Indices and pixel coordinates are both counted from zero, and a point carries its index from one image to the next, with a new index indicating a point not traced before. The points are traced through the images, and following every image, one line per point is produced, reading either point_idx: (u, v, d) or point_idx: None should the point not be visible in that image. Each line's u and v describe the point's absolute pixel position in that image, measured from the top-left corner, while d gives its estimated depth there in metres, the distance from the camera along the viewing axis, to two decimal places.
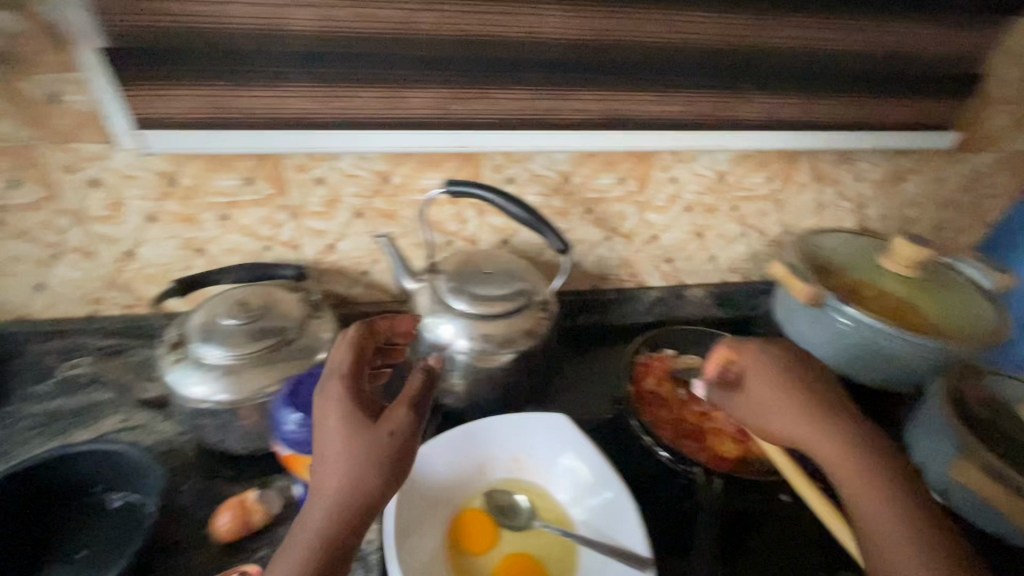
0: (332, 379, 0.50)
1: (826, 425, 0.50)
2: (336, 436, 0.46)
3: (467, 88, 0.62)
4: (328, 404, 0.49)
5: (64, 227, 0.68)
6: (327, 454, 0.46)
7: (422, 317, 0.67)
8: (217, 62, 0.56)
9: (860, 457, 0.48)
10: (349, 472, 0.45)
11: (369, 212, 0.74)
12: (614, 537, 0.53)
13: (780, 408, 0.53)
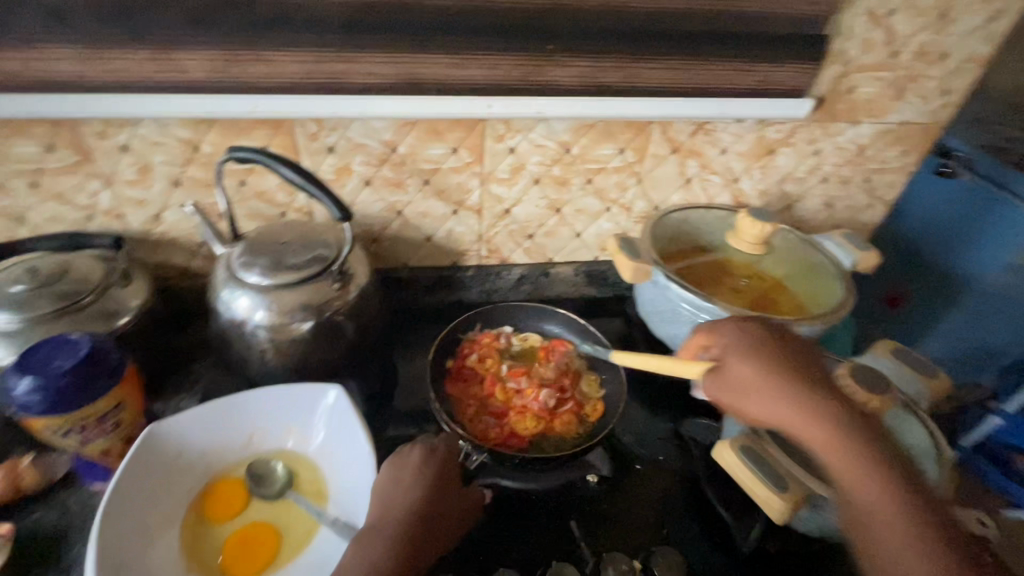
0: (434, 457, 0.56)
1: (822, 408, 0.49)
2: (422, 502, 0.53)
3: (242, 49, 0.61)
4: (416, 471, 0.55)
5: None
6: (398, 520, 0.51)
7: (219, 289, 0.67)
8: None
9: (858, 436, 0.48)
10: (414, 546, 0.50)
11: (186, 181, 0.73)
12: (353, 517, 0.54)
13: (773, 386, 0.51)
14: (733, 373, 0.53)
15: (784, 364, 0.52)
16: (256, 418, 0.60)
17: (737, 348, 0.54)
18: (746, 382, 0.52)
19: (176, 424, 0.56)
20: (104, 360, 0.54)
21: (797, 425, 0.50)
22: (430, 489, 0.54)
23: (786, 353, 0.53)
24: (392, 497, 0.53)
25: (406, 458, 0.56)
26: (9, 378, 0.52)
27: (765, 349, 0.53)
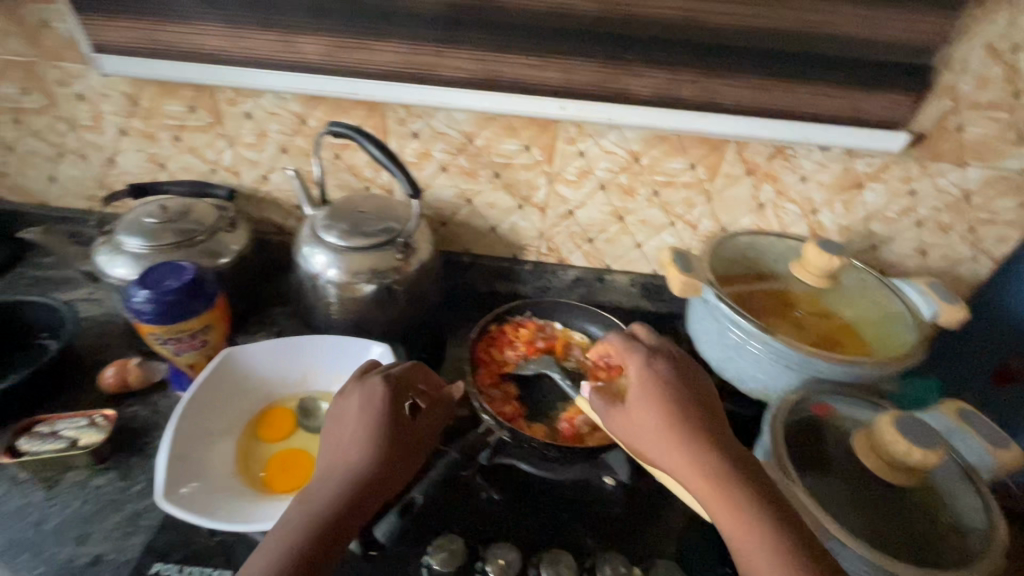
0: (376, 390, 0.58)
1: (706, 450, 0.52)
2: (370, 433, 0.55)
3: (352, 38, 0.69)
4: (359, 406, 0.58)
5: (64, 131, 0.86)
6: (348, 452, 0.54)
7: (302, 246, 0.76)
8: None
9: (735, 474, 0.50)
10: (369, 471, 0.53)
11: (292, 148, 0.84)
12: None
13: (659, 426, 0.54)
14: (631, 406, 0.57)
15: (675, 402, 0.55)
16: (313, 361, 0.69)
17: (643, 378, 0.57)
18: (630, 406, 0.56)
19: (248, 351, 0.66)
20: (201, 287, 0.64)
21: (669, 452, 0.53)
22: (378, 416, 0.56)
23: (662, 375, 0.57)
24: (342, 434, 0.56)
25: (349, 396, 0.59)
26: (130, 288, 0.64)
27: (651, 375, 0.57)
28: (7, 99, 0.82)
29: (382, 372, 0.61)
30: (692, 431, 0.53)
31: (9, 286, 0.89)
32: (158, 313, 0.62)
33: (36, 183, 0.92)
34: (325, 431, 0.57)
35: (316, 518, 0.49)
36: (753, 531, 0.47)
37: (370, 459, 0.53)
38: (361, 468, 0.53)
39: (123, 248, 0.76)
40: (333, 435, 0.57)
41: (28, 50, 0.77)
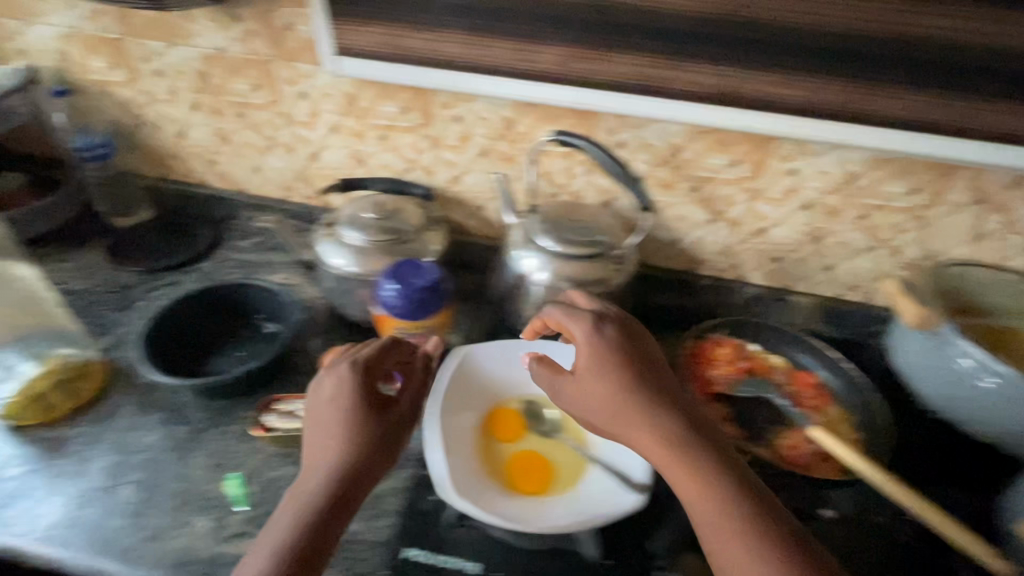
0: (354, 372, 0.58)
1: (658, 418, 0.56)
2: (341, 418, 0.55)
3: (591, 49, 0.71)
4: (330, 393, 0.58)
5: (280, 125, 0.91)
6: (331, 435, 0.55)
7: (512, 248, 0.78)
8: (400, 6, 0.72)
9: (690, 443, 0.54)
10: (349, 462, 0.53)
11: (493, 152, 0.86)
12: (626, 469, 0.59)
13: (605, 400, 0.58)
14: (581, 374, 0.60)
15: (619, 367, 0.59)
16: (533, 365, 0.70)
17: (593, 344, 0.60)
18: (596, 392, 0.58)
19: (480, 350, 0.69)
20: (439, 287, 0.67)
21: (651, 444, 0.55)
22: (354, 400, 0.57)
23: (609, 353, 0.59)
24: (317, 425, 0.56)
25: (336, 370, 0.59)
26: (379, 282, 0.68)
27: (589, 350, 0.60)
28: (236, 93, 0.88)
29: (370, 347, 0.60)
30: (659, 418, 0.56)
31: (216, 267, 0.96)
32: (402, 305, 0.66)
33: (241, 171, 0.99)
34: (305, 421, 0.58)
35: (302, 516, 0.50)
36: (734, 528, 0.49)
37: (344, 448, 0.54)
38: (346, 467, 0.53)
39: (343, 240, 0.81)
40: (316, 414, 0.57)
41: (266, 50, 0.82)
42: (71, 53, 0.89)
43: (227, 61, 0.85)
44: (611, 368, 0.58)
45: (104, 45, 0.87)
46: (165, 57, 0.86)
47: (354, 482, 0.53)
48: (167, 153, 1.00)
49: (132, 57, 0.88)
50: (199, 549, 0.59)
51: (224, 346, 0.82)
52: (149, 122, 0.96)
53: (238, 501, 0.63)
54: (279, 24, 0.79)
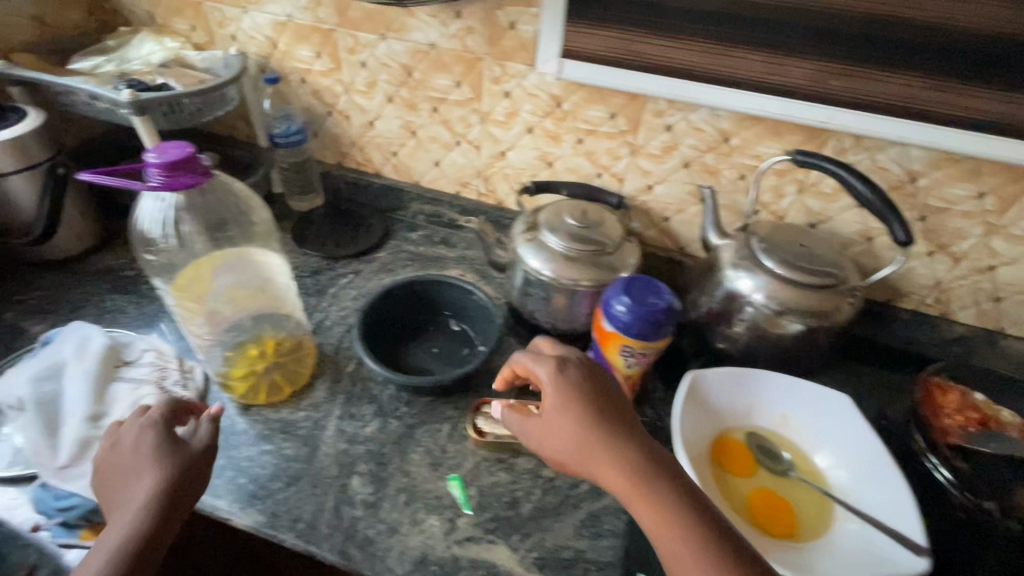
0: (149, 426, 0.57)
1: (610, 449, 0.51)
2: (149, 473, 0.53)
3: (851, 66, 0.67)
4: (135, 441, 0.56)
5: (472, 123, 0.90)
6: (143, 482, 0.53)
7: (724, 268, 0.75)
8: (646, 11, 0.70)
9: (660, 488, 0.48)
10: (158, 502, 0.52)
11: (697, 164, 0.82)
12: (896, 524, 0.54)
13: (574, 438, 0.53)
14: (547, 416, 0.56)
15: (589, 406, 0.54)
16: (761, 397, 0.66)
17: (558, 384, 0.56)
18: (561, 433, 0.54)
19: (710, 378, 0.64)
20: (669, 315, 0.64)
21: (622, 487, 0.50)
22: (155, 439, 0.56)
23: (575, 392, 0.55)
24: (124, 477, 0.54)
25: (152, 425, 0.57)
26: (607, 300, 0.66)
27: (563, 389, 0.56)
28: (436, 89, 0.88)
29: (166, 406, 0.59)
30: (621, 451, 0.51)
31: (390, 258, 0.98)
32: (629, 325, 0.64)
33: (419, 164, 1.00)
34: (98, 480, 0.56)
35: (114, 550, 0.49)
36: None
37: (146, 496, 0.52)
38: (156, 502, 0.52)
39: (545, 244, 0.80)
40: (128, 460, 0.55)
41: (479, 47, 0.81)
42: (280, 41, 0.92)
43: (435, 57, 0.84)
44: (579, 410, 0.54)
45: (314, 34, 0.89)
46: (373, 50, 0.87)
47: (172, 512, 0.53)
48: (350, 142, 1.02)
49: (340, 48, 0.89)
50: (435, 549, 0.60)
51: (416, 341, 0.83)
52: (339, 111, 0.97)
53: (464, 503, 0.64)
54: (501, 22, 0.78)
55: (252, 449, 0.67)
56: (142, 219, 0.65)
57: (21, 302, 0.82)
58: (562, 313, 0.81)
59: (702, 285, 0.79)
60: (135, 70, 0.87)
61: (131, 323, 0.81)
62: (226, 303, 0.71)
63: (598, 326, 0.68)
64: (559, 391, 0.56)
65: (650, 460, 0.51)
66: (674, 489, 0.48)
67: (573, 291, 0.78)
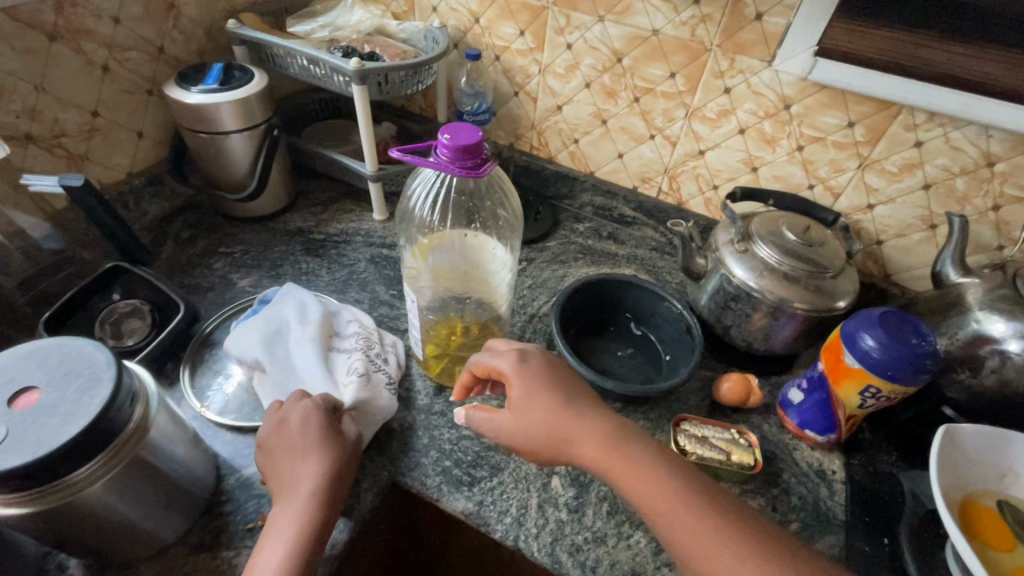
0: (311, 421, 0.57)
1: (583, 422, 0.54)
2: (320, 455, 0.54)
3: None
4: (299, 430, 0.56)
5: (676, 117, 0.85)
6: (307, 476, 0.53)
7: (971, 308, 0.67)
8: (946, 14, 0.62)
9: (637, 451, 0.51)
10: (329, 492, 0.53)
11: (941, 187, 0.73)
12: None
13: (548, 418, 0.55)
14: (513, 403, 0.57)
15: (552, 385, 0.57)
16: (1022, 464, 0.59)
17: (521, 372, 0.58)
18: (533, 413, 0.55)
19: (967, 434, 0.58)
20: (933, 360, 0.57)
21: (605, 461, 0.51)
22: (317, 431, 0.56)
23: (536, 372, 0.58)
24: (286, 469, 0.54)
25: (300, 418, 0.57)
26: (853, 333, 0.60)
27: (524, 374, 0.58)
28: (645, 78, 0.83)
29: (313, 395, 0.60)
30: (592, 424, 0.54)
31: (560, 248, 0.95)
32: (883, 365, 0.58)
33: (600, 154, 0.96)
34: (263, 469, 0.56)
35: (300, 531, 0.50)
36: (732, 553, 0.44)
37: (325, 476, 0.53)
38: (322, 494, 0.52)
39: (757, 256, 0.73)
40: (287, 453, 0.55)
41: (711, 38, 0.76)
42: (484, 16, 0.90)
43: (654, 45, 0.80)
44: (542, 387, 0.56)
45: (524, 12, 0.86)
46: (585, 32, 0.83)
47: (332, 509, 0.52)
48: (529, 125, 0.99)
49: (548, 28, 0.86)
50: (644, 566, 0.57)
51: (597, 341, 0.80)
52: (527, 92, 0.95)
53: None
54: (746, 12, 0.72)
55: (452, 432, 0.67)
56: (409, 197, 0.68)
57: (226, 254, 0.86)
58: (761, 333, 0.75)
59: (933, 323, 0.71)
60: (346, 37, 0.88)
61: (325, 287, 0.83)
62: (431, 279, 0.68)
63: (832, 359, 0.63)
64: (515, 370, 0.58)
65: (625, 429, 0.53)
66: (657, 457, 0.51)
67: (783, 313, 0.72)
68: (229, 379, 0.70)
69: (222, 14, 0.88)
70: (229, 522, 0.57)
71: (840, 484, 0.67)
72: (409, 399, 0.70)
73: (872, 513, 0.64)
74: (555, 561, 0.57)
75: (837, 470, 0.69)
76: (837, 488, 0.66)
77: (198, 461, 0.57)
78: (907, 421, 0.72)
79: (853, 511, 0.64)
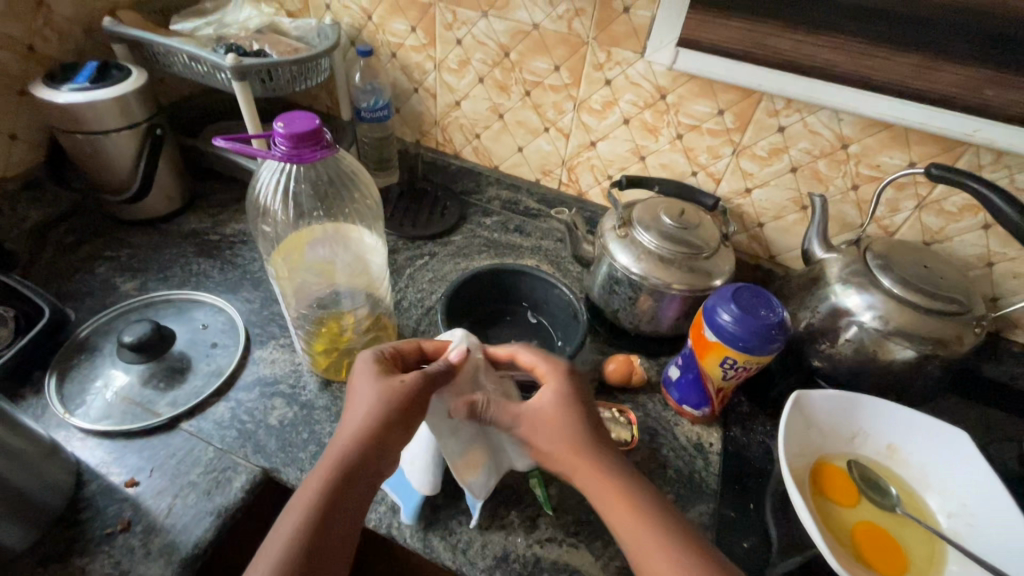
0: (373, 366, 0.56)
1: (595, 452, 0.53)
2: (380, 397, 0.53)
3: (1016, 77, 0.60)
4: (367, 376, 0.55)
5: (566, 110, 0.87)
6: (354, 418, 0.52)
7: (831, 282, 0.70)
8: (783, 6, 0.65)
9: (637, 492, 0.51)
10: (368, 434, 0.51)
11: (806, 169, 0.77)
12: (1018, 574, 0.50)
13: (566, 438, 0.54)
14: (540, 405, 0.56)
15: (584, 411, 0.56)
16: (866, 424, 0.63)
17: (560, 390, 0.56)
18: (552, 427, 0.54)
19: (817, 400, 0.61)
20: (779, 329, 0.60)
21: (606, 498, 0.51)
22: (377, 375, 0.55)
23: (577, 393, 0.57)
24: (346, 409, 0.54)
25: (367, 366, 0.56)
26: (711, 308, 0.63)
27: (561, 392, 0.56)
28: (533, 72, 0.85)
29: (387, 347, 0.59)
30: (606, 459, 0.53)
31: (465, 241, 0.96)
32: (733, 338, 0.61)
33: (501, 148, 0.97)
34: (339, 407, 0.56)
35: (325, 478, 0.49)
36: None
37: (376, 418, 0.52)
38: (362, 437, 0.51)
39: (635, 240, 0.76)
40: (352, 395, 0.55)
41: (588, 31, 0.78)
42: (376, 13, 0.90)
43: (536, 39, 0.82)
44: (581, 410, 0.55)
45: (413, 8, 0.87)
46: (472, 27, 0.85)
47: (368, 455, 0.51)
48: (432, 122, 1.00)
49: (438, 24, 0.87)
50: (516, 546, 0.58)
51: (493, 330, 0.82)
52: (426, 88, 0.95)
53: (545, 502, 0.62)
54: (615, 6, 0.74)
55: (334, 425, 0.66)
56: (256, 186, 0.67)
57: (112, 258, 0.84)
58: (646, 315, 0.78)
59: (801, 298, 0.74)
60: (233, 35, 0.87)
61: (215, 288, 0.81)
62: (314, 276, 0.67)
63: (697, 334, 0.65)
64: (556, 386, 0.57)
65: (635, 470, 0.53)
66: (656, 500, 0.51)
67: (663, 295, 0.74)
68: (107, 383, 0.68)
69: (102, 12, 0.85)
70: (87, 529, 0.55)
71: (716, 455, 0.70)
72: (293, 395, 0.69)
73: (741, 480, 0.67)
74: (427, 545, 0.58)
75: (716, 442, 0.71)
76: (713, 458, 0.69)
77: (51, 469, 0.55)
78: (782, 391, 0.76)
79: (725, 480, 0.66)
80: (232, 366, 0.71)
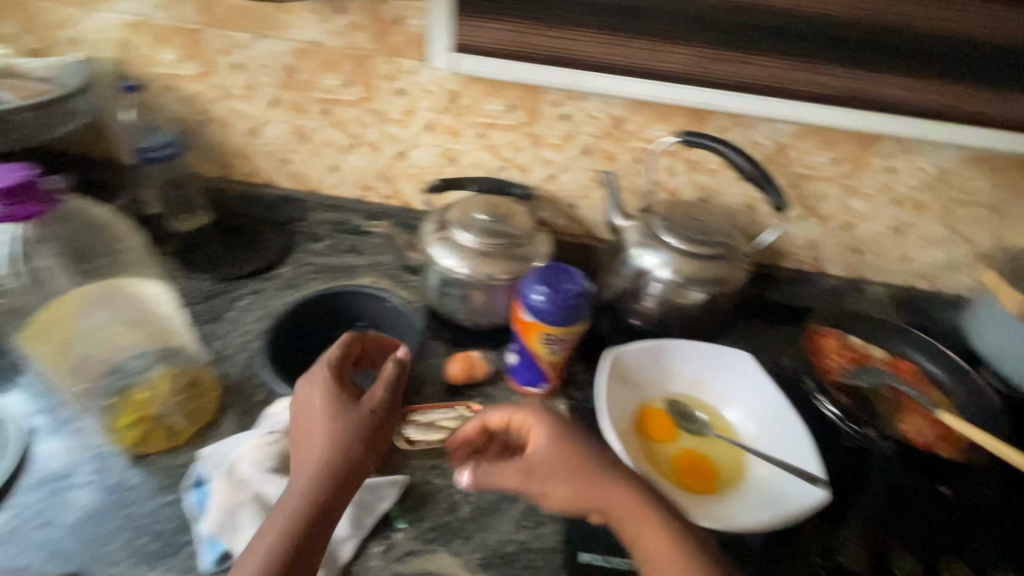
0: (323, 391, 0.58)
1: (595, 476, 0.54)
2: (325, 426, 0.55)
3: (723, 51, 0.72)
4: (322, 401, 0.57)
5: (368, 123, 0.87)
6: (318, 445, 0.54)
7: (629, 247, 0.77)
8: (531, 5, 0.72)
9: (642, 502, 0.52)
10: (334, 459, 0.53)
11: (596, 150, 0.85)
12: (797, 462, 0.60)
13: (571, 472, 0.54)
14: (533, 451, 0.56)
15: (577, 443, 0.55)
16: (674, 364, 0.71)
17: (549, 434, 0.56)
18: (550, 466, 0.55)
19: (627, 354, 0.68)
20: (574, 297, 0.65)
21: (618, 515, 0.52)
22: (333, 399, 0.57)
23: (569, 433, 0.56)
24: (306, 435, 0.55)
25: (320, 394, 0.57)
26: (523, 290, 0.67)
27: (551, 434, 0.56)
28: (325, 89, 0.84)
29: (334, 367, 0.60)
30: (609, 480, 0.53)
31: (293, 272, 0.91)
32: (543, 314, 0.65)
33: (315, 170, 0.93)
34: (293, 436, 0.57)
35: (296, 508, 0.50)
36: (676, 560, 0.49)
37: (328, 446, 0.53)
38: (329, 462, 0.53)
39: (454, 241, 0.77)
40: (311, 421, 0.56)
41: (368, 44, 0.79)
42: (138, 44, 0.82)
43: (320, 55, 0.81)
44: (574, 445, 0.55)
45: (179, 36, 0.81)
46: (250, 50, 0.81)
47: (338, 480, 0.52)
48: (233, 153, 0.93)
49: (210, 49, 0.82)
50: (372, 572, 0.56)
51: None
52: (217, 119, 0.89)
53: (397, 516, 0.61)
54: (387, 17, 0.76)
55: (150, 503, 0.59)
56: None
57: None
58: (482, 310, 0.80)
59: (611, 265, 0.81)
60: None
61: None
62: (94, 347, 0.60)
63: (518, 316, 0.69)
64: (543, 436, 0.56)
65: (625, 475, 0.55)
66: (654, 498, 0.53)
67: (490, 287, 0.77)
68: None
69: None
70: None
71: None
72: (95, 483, 0.60)
73: None
74: None
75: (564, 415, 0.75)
76: None
77: None
78: None
79: None
80: (7, 471, 0.60)
